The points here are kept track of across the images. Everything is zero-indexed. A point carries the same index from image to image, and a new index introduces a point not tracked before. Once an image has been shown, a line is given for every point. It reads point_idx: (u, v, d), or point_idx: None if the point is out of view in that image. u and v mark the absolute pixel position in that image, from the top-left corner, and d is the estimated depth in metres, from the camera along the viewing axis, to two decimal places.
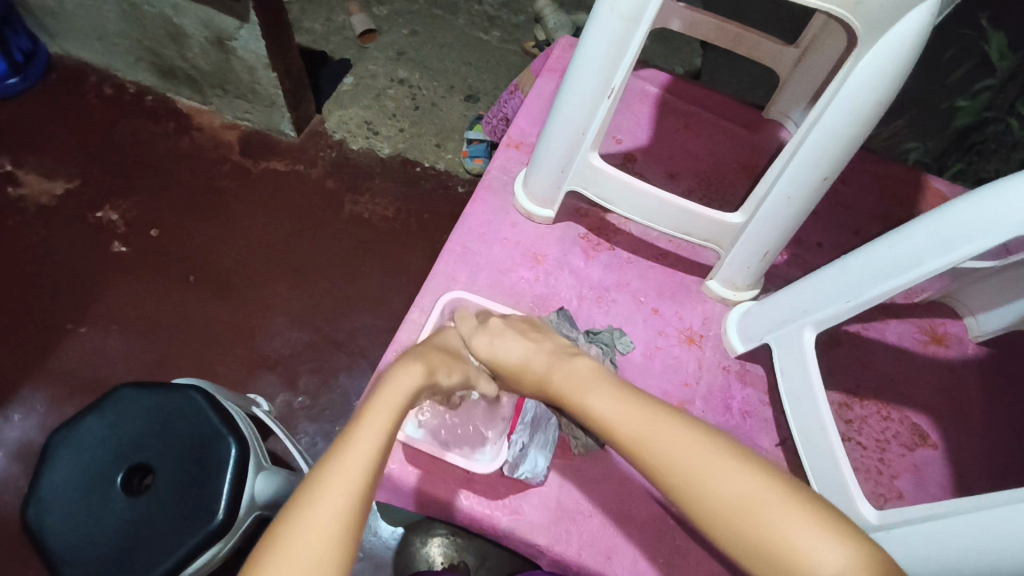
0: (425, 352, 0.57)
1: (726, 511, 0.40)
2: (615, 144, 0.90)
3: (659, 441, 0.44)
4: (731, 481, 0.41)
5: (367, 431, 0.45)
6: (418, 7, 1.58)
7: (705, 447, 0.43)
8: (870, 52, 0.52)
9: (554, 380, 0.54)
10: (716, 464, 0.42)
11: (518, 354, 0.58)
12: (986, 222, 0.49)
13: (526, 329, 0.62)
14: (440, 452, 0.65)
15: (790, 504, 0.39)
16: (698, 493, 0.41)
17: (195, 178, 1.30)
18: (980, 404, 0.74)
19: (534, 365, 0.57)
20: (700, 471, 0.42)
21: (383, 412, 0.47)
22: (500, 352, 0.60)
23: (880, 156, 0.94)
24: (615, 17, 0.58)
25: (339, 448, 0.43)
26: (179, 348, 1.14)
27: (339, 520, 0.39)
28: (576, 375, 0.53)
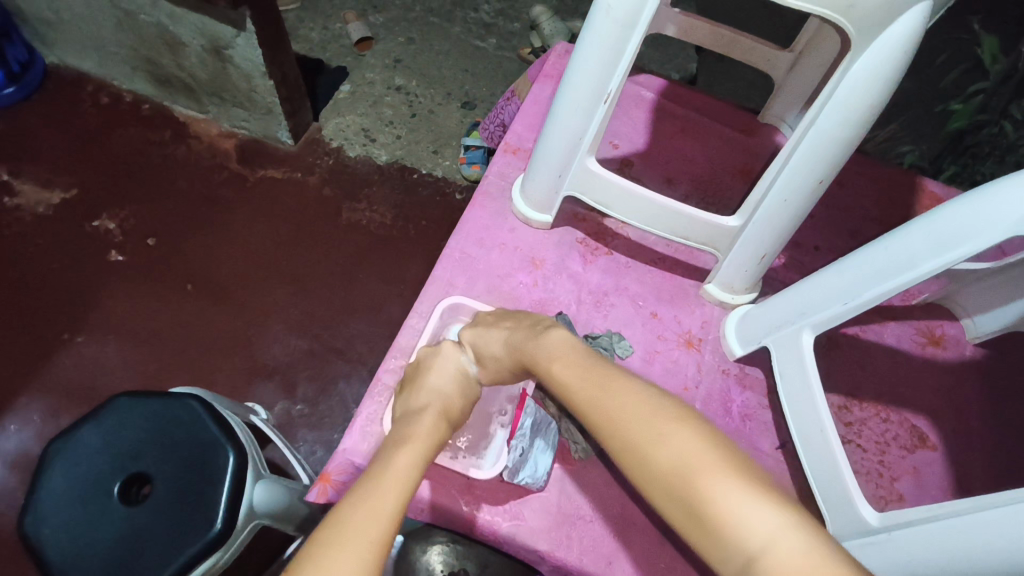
0: (437, 395, 0.57)
1: (666, 476, 0.41)
2: (612, 149, 0.90)
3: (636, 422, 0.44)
4: (674, 447, 0.41)
5: (393, 470, 0.46)
6: (414, 14, 1.59)
7: (657, 416, 0.43)
8: (863, 56, 0.52)
9: (531, 358, 0.54)
10: (662, 430, 0.42)
11: (500, 343, 0.58)
12: (980, 225, 0.49)
13: (507, 318, 0.61)
14: (463, 468, 0.65)
15: (748, 488, 0.38)
16: (643, 455, 0.42)
17: (192, 187, 1.30)
18: (978, 406, 0.74)
19: (514, 345, 0.57)
20: (644, 436, 0.42)
21: (406, 460, 0.47)
22: (483, 345, 0.60)
23: (876, 159, 0.94)
24: (610, 23, 0.58)
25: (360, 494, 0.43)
26: (177, 357, 1.13)
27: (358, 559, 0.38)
28: (550, 347, 0.53)
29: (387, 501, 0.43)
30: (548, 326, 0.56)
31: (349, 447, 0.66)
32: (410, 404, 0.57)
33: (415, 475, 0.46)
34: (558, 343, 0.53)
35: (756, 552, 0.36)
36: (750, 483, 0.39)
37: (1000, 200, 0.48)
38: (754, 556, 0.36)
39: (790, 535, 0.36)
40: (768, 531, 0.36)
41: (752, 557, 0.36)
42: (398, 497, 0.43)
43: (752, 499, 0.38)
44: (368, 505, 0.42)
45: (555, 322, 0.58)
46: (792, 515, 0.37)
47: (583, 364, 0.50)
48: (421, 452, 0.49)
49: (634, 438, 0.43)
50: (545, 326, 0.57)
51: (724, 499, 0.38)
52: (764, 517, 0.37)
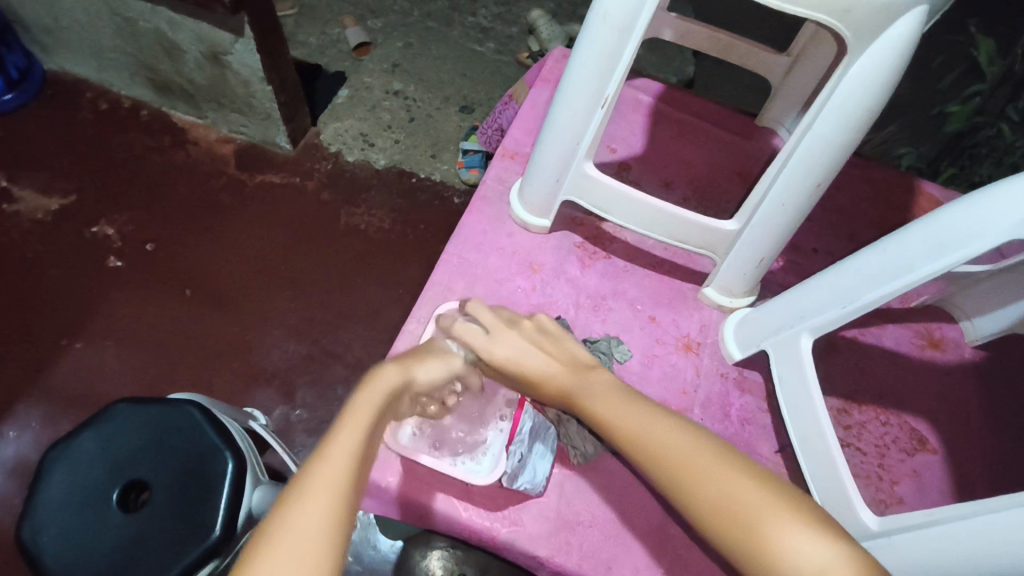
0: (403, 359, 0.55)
1: (716, 511, 0.40)
2: (609, 154, 0.90)
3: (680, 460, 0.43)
4: (723, 484, 0.41)
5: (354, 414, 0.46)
6: (412, 20, 1.59)
7: (700, 449, 0.43)
8: (860, 60, 0.52)
9: (572, 391, 0.54)
10: (709, 465, 0.42)
11: (537, 368, 0.57)
12: (982, 225, 0.49)
13: (549, 341, 0.60)
14: (416, 455, 0.65)
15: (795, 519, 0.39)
16: (689, 489, 0.42)
17: (191, 193, 1.30)
18: (978, 408, 0.74)
19: (554, 376, 0.56)
20: (692, 472, 0.42)
21: (363, 406, 0.46)
22: (514, 359, 0.58)
23: (874, 162, 0.94)
24: (607, 29, 0.58)
25: (321, 447, 0.43)
26: (175, 362, 1.13)
27: (329, 511, 0.38)
28: (595, 385, 0.53)
29: (352, 446, 0.43)
30: (591, 367, 0.56)
31: None
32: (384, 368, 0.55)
33: (374, 415, 0.47)
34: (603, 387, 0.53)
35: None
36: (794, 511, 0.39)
37: (1000, 198, 0.48)
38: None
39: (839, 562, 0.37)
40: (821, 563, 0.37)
41: None
42: (359, 440, 0.43)
43: (801, 529, 0.38)
44: (331, 454, 0.42)
45: (596, 362, 0.58)
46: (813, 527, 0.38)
47: (611, 394, 0.51)
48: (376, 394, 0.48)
49: (681, 471, 0.42)
50: (588, 366, 0.57)
51: (777, 534, 0.38)
52: (807, 549, 0.38)
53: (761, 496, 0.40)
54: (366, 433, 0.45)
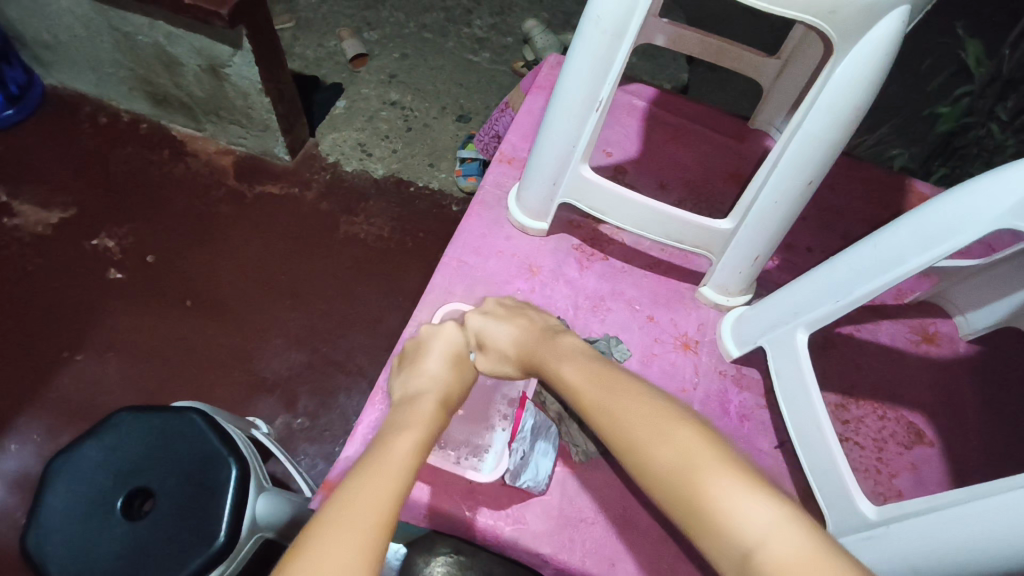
0: (433, 373, 0.61)
1: (668, 476, 0.42)
2: (605, 157, 0.92)
3: (646, 436, 0.44)
4: (686, 452, 0.42)
5: (406, 436, 0.52)
6: (407, 31, 1.62)
7: (662, 417, 0.45)
8: (848, 57, 0.54)
9: (538, 357, 0.59)
10: (668, 429, 0.44)
11: (509, 335, 0.63)
12: (963, 219, 0.51)
13: (520, 313, 0.67)
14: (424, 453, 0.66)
15: (749, 487, 0.40)
16: (652, 457, 0.43)
17: (191, 205, 1.31)
18: (974, 401, 0.75)
19: (527, 341, 0.62)
20: (648, 437, 0.44)
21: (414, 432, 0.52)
22: (489, 336, 0.64)
23: (866, 162, 0.95)
24: (599, 33, 0.59)
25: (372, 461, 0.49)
26: (176, 373, 1.14)
27: (376, 512, 0.44)
28: (560, 350, 0.58)
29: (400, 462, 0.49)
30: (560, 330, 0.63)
31: (352, 453, 0.68)
32: (411, 391, 0.60)
33: (422, 439, 0.52)
34: (572, 344, 0.59)
35: (753, 546, 0.37)
36: (745, 480, 0.40)
37: (979, 190, 0.50)
38: (752, 550, 0.37)
39: (786, 527, 0.37)
40: (767, 528, 0.38)
41: (748, 551, 0.37)
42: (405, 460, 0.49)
43: (750, 495, 0.39)
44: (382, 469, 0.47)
45: (564, 329, 0.65)
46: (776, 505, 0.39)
47: (583, 358, 0.56)
48: (428, 427, 0.54)
49: (648, 445, 0.44)
50: (558, 331, 0.63)
51: (726, 497, 0.39)
52: (758, 512, 0.38)
53: (713, 455, 0.41)
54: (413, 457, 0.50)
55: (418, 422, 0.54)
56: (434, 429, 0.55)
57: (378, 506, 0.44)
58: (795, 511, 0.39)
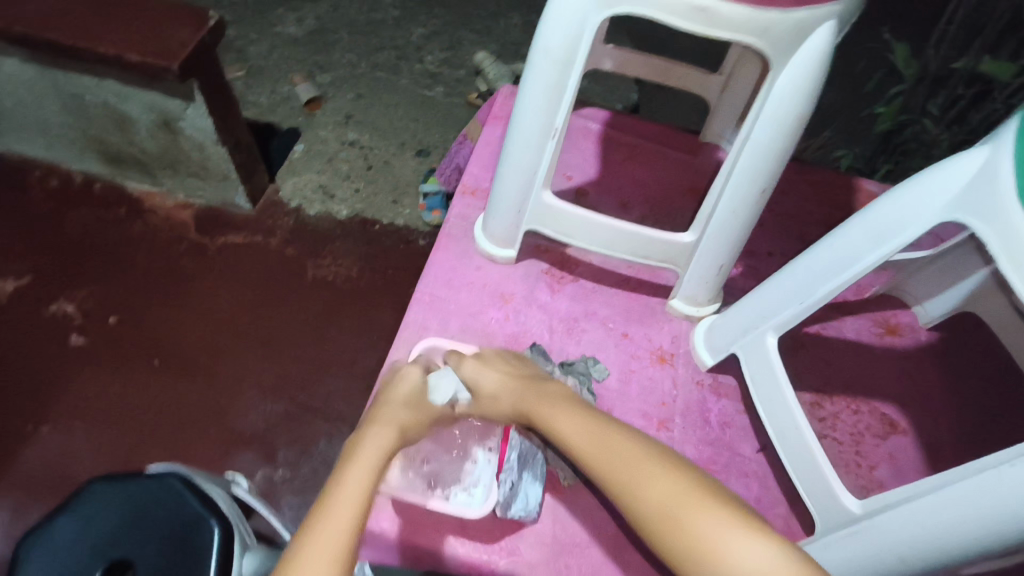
0: (391, 408, 0.58)
1: (660, 520, 0.44)
2: (566, 181, 0.94)
3: (629, 479, 0.46)
4: (666, 489, 0.44)
5: (355, 465, 0.50)
6: (360, 71, 1.63)
7: (641, 455, 0.47)
8: (784, 70, 0.56)
9: (532, 401, 0.58)
10: (650, 470, 0.46)
11: (497, 379, 0.62)
12: (909, 217, 0.53)
13: (506, 359, 0.65)
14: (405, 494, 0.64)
15: (734, 524, 0.42)
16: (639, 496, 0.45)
17: (151, 262, 1.28)
18: (941, 387, 0.78)
19: (515, 385, 0.61)
20: (634, 480, 0.46)
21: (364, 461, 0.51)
22: (478, 376, 0.62)
23: (814, 166, 0.99)
24: (549, 63, 0.61)
25: (324, 498, 0.48)
26: (148, 436, 1.10)
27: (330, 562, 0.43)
28: (552, 394, 0.57)
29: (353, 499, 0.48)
30: (547, 378, 0.62)
31: None
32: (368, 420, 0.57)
33: (373, 468, 0.51)
34: (561, 391, 0.58)
35: None
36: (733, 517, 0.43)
37: (916, 190, 0.53)
38: None
39: (775, 561, 0.40)
40: (769, 572, 0.40)
41: None
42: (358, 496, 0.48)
43: (740, 534, 0.42)
44: (332, 510, 0.46)
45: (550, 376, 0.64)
46: (766, 537, 0.41)
47: (573, 404, 0.55)
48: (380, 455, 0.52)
49: (631, 484, 0.46)
50: (544, 379, 0.62)
51: (715, 537, 0.42)
52: (748, 551, 0.41)
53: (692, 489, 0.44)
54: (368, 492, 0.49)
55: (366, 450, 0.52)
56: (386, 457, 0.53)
57: (335, 554, 0.44)
58: (782, 542, 0.41)
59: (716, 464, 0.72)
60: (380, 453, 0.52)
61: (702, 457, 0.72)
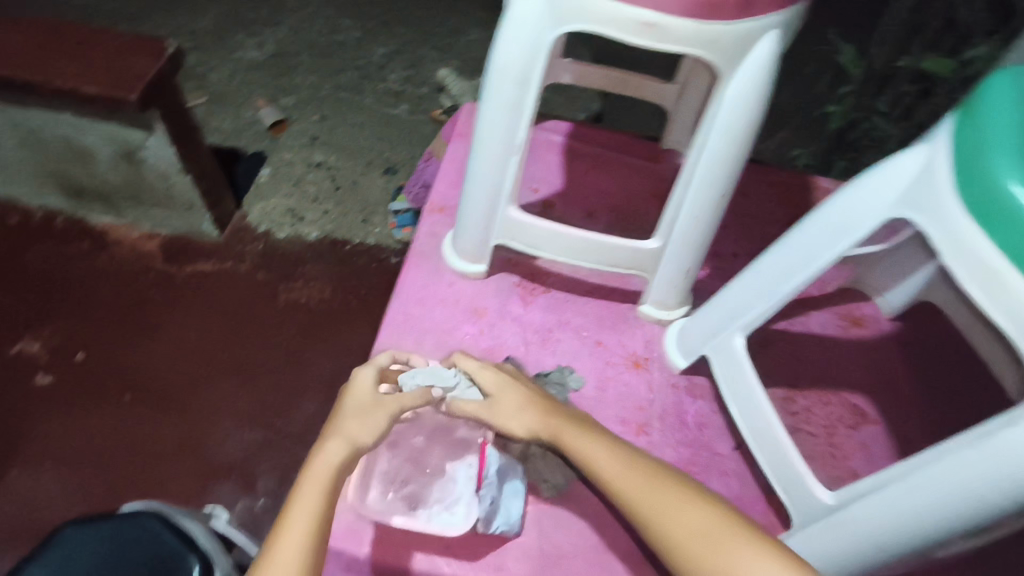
0: (343, 422, 0.54)
1: (696, 550, 0.47)
2: (533, 194, 0.95)
3: (661, 511, 0.49)
4: (695, 521, 0.48)
5: (302, 492, 0.50)
6: (323, 93, 1.63)
7: (672, 488, 0.50)
8: (734, 78, 0.58)
9: (574, 419, 0.58)
10: (682, 503, 0.49)
11: (527, 395, 0.61)
12: (861, 214, 0.54)
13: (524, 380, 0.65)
14: (386, 518, 0.64)
15: (756, 551, 0.46)
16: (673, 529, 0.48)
17: (118, 295, 1.26)
18: (906, 374, 0.80)
19: (547, 404, 0.60)
20: (671, 513, 0.49)
21: (311, 487, 0.50)
22: (508, 390, 0.61)
23: (773, 167, 1.02)
24: (506, 81, 0.62)
25: (274, 531, 0.48)
26: (122, 473, 1.08)
27: None
28: (589, 420, 0.58)
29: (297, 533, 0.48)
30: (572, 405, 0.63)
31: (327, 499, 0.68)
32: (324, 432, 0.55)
33: (320, 492, 0.50)
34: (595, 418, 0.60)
35: None
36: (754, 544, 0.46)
37: (869, 186, 0.54)
38: None
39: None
40: None
41: None
42: (302, 529, 0.48)
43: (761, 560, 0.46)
44: (280, 548, 0.47)
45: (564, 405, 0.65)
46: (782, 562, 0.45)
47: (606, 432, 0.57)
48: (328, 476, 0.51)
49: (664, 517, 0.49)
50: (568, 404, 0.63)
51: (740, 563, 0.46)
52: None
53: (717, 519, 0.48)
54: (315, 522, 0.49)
55: (315, 471, 0.51)
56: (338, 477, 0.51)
57: None
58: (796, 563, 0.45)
59: (695, 464, 0.73)
60: (327, 475, 0.51)
61: (681, 458, 0.73)
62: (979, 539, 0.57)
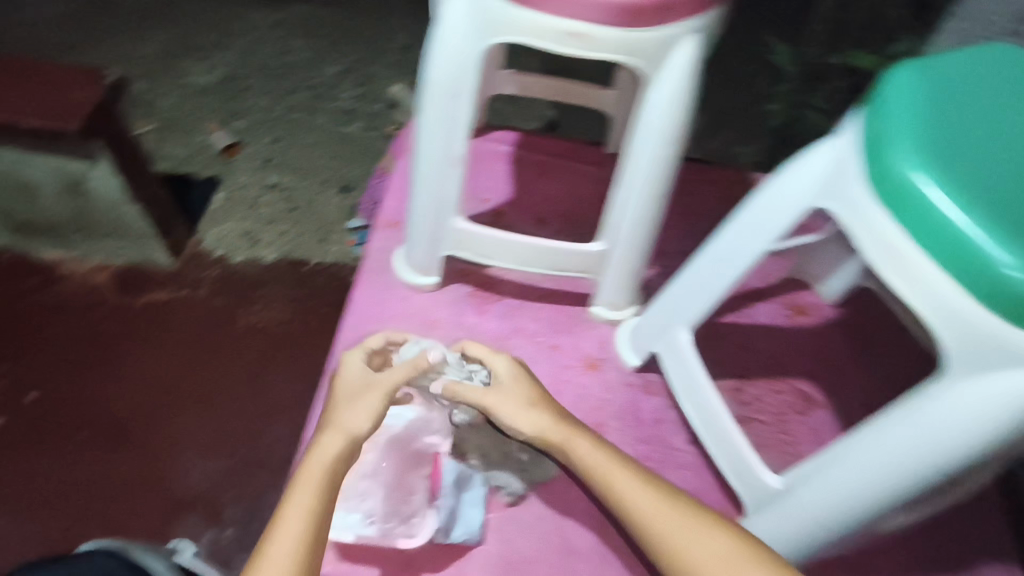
0: (341, 411, 0.57)
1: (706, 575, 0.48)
2: (483, 204, 0.96)
3: (671, 534, 0.50)
4: (705, 547, 0.49)
5: (303, 481, 0.52)
6: (275, 114, 1.62)
7: (683, 512, 0.52)
8: (658, 82, 0.60)
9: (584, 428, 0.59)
10: (695, 529, 0.50)
11: (539, 397, 0.62)
12: (784, 208, 0.56)
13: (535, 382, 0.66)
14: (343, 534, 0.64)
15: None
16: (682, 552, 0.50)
17: (71, 331, 1.23)
18: (851, 359, 0.83)
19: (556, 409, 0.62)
20: (682, 538, 0.50)
21: (308, 476, 0.52)
22: (519, 390, 0.62)
23: (717, 165, 1.05)
24: (440, 94, 0.63)
25: (277, 518, 0.50)
26: (81, 512, 1.05)
27: None
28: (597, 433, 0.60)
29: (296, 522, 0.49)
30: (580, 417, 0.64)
31: None
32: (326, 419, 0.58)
33: (319, 482, 0.52)
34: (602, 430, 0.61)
35: None
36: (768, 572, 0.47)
37: (790, 180, 0.55)
38: None
39: None
40: None
41: None
42: (301, 517, 0.50)
43: None
44: (280, 536, 0.49)
45: None
46: None
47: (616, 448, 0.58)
48: (327, 465, 0.53)
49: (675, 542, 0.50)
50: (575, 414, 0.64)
51: None
52: None
53: (729, 546, 0.49)
54: (313, 512, 0.50)
55: (313, 461, 0.53)
56: (336, 469, 0.53)
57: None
58: None
59: (652, 460, 0.74)
60: (327, 465, 0.53)
61: (638, 455, 0.75)
62: (911, 512, 0.61)
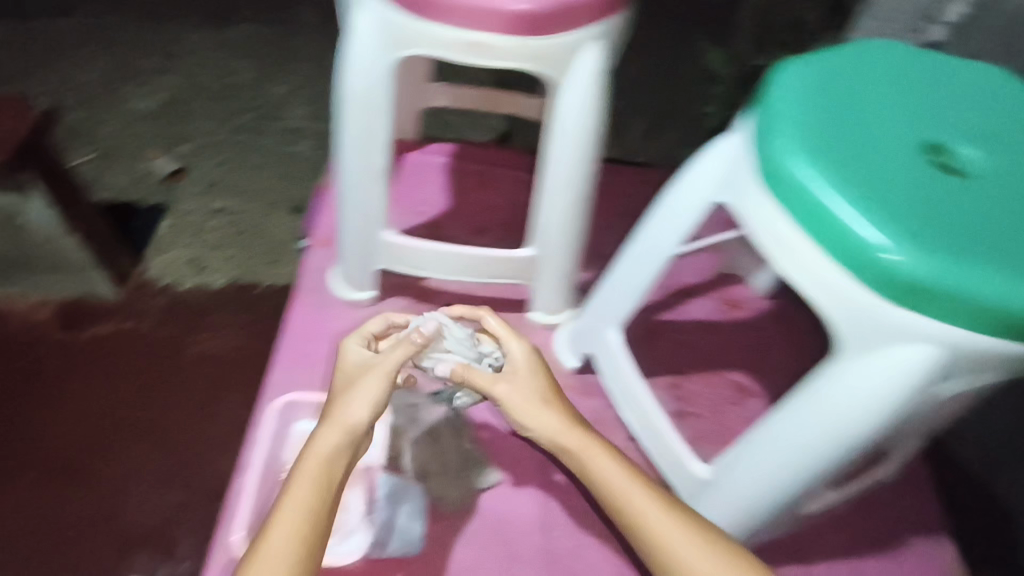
0: (342, 401, 0.55)
1: None
2: (421, 217, 0.96)
3: (673, 546, 0.51)
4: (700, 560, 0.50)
5: (307, 476, 0.51)
6: (221, 138, 1.60)
7: (684, 525, 0.53)
8: (567, 88, 0.61)
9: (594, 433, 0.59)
10: (696, 543, 0.51)
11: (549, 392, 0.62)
12: (690, 205, 0.57)
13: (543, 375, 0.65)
14: None
15: None
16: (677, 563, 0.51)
17: (11, 371, 1.19)
18: (785, 349, 0.85)
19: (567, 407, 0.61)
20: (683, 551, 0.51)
21: (312, 472, 0.51)
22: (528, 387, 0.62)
23: (655, 167, 1.07)
24: (356, 110, 0.63)
25: (281, 513, 0.49)
26: (26, 558, 1.01)
27: None
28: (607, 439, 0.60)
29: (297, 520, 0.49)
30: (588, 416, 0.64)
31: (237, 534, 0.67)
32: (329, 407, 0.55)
33: (321, 481, 0.51)
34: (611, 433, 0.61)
35: None
36: None
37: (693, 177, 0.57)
38: None
39: None
40: None
41: None
42: (303, 518, 0.49)
43: None
44: (280, 536, 0.48)
45: None
46: None
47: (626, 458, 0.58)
48: (332, 464, 0.52)
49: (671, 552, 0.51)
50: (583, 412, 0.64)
51: None
52: None
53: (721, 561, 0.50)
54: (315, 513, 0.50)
55: (317, 456, 0.51)
56: (339, 466, 0.52)
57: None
58: None
59: None
60: (334, 466, 0.52)
61: None
62: (834, 493, 0.65)
